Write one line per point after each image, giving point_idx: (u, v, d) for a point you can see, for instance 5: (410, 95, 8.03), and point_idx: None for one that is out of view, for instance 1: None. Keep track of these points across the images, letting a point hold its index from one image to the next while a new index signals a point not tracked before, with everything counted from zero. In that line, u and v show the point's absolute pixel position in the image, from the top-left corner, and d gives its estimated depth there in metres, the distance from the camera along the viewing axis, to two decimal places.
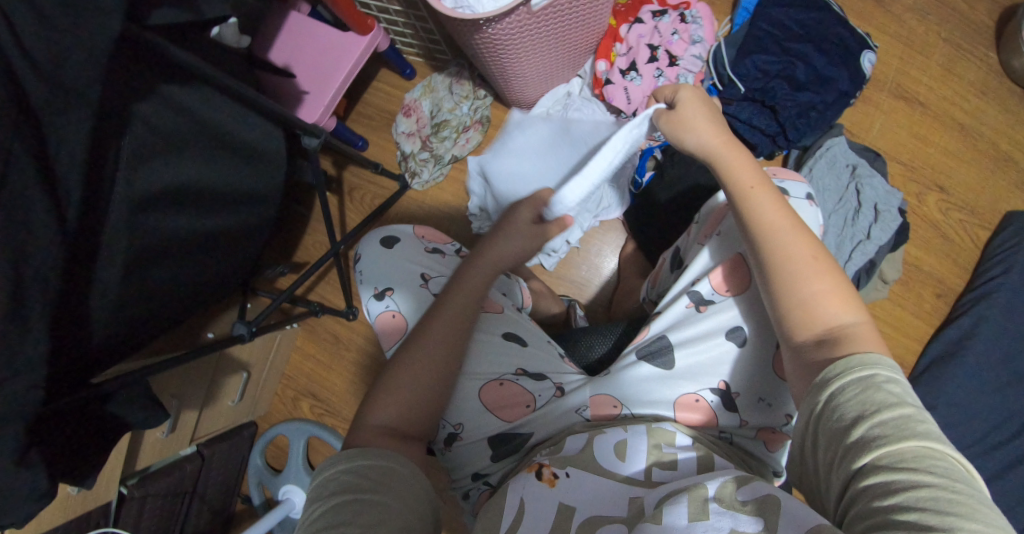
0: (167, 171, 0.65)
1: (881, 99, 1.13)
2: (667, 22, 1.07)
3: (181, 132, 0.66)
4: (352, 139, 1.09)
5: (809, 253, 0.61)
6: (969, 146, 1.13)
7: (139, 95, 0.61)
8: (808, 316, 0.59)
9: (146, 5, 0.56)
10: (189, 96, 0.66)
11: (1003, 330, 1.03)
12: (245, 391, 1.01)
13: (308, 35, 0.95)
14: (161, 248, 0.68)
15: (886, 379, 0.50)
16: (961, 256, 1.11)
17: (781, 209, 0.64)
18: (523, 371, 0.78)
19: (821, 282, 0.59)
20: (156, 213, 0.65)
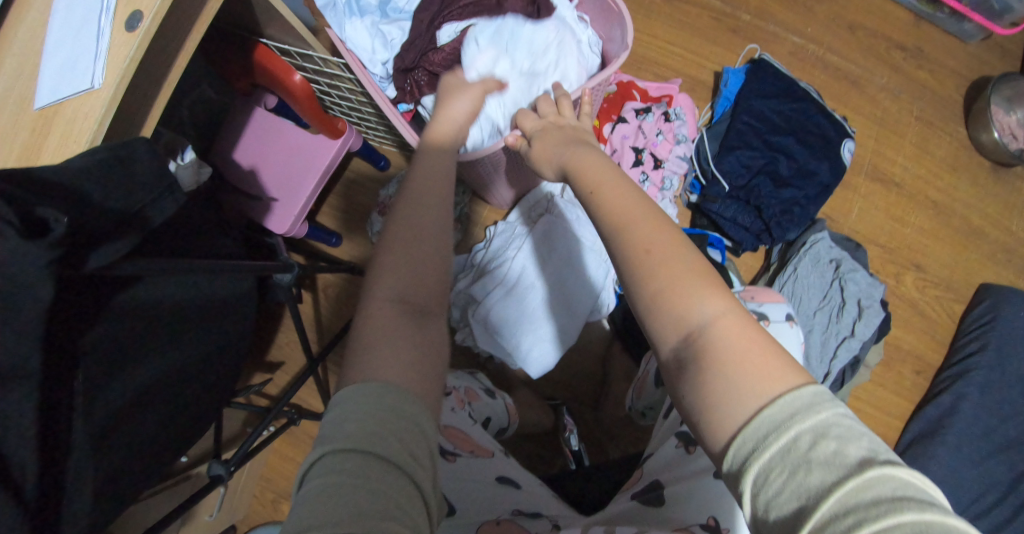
0: (127, 384, 0.52)
1: (859, 183, 1.12)
2: (651, 121, 0.96)
3: (141, 334, 0.53)
4: (325, 237, 1.02)
5: (653, 241, 0.49)
6: (943, 224, 1.15)
7: (91, 320, 0.48)
8: (667, 320, 0.47)
9: (84, 244, 0.43)
10: (149, 292, 0.53)
11: (981, 407, 1.07)
12: (223, 501, 1.01)
13: (277, 136, 0.95)
14: (136, 459, 0.55)
15: (810, 440, 0.38)
16: (937, 332, 1.15)
17: (631, 199, 0.52)
18: (520, 511, 0.69)
19: (675, 275, 0.47)
20: (119, 434, 0.52)
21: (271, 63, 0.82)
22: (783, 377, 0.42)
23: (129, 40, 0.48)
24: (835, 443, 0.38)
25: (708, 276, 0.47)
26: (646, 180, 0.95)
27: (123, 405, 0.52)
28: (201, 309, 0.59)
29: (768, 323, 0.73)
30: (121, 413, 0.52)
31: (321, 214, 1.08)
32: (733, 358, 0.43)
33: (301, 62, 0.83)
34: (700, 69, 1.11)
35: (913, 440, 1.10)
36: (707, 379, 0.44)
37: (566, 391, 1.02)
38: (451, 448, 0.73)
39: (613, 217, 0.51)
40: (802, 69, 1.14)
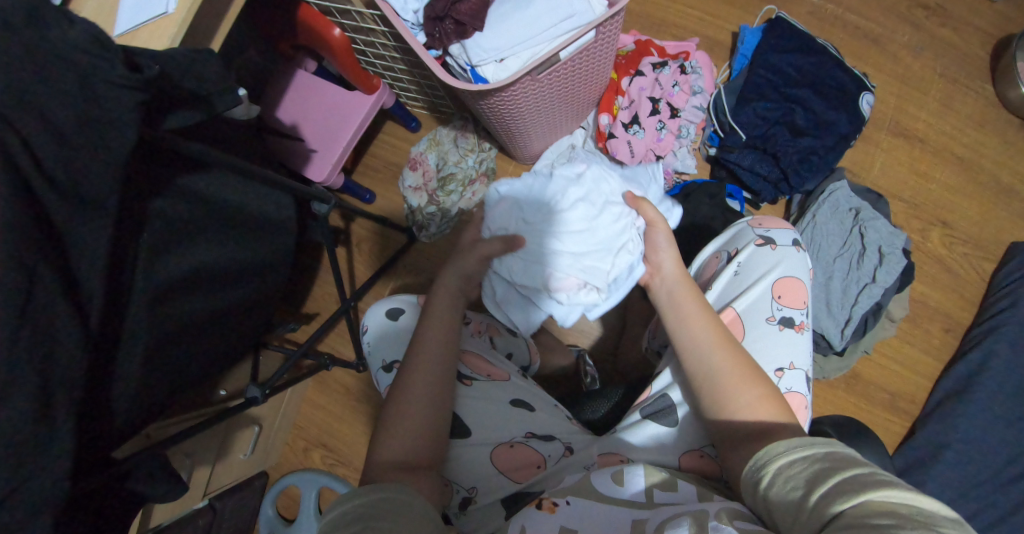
0: (182, 257, 0.64)
1: (881, 138, 1.12)
2: (667, 74, 0.98)
3: (192, 219, 0.65)
4: (359, 192, 1.09)
5: (733, 365, 0.64)
6: (970, 180, 1.14)
7: (153, 191, 0.60)
8: (724, 414, 0.63)
9: (159, 112, 0.55)
10: (198, 184, 0.66)
11: (1011, 364, 1.06)
12: (256, 443, 1.07)
13: (316, 93, 1.02)
14: (182, 331, 0.66)
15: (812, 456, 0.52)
16: (967, 290, 1.13)
17: (708, 314, 0.68)
18: (533, 433, 0.75)
19: (748, 379, 0.63)
20: (174, 302, 0.64)
21: (312, 20, 0.89)
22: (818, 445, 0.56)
23: None
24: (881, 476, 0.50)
25: (754, 369, 0.64)
26: (662, 128, 0.98)
27: (179, 278, 0.64)
28: (238, 212, 0.72)
29: (774, 247, 0.75)
30: (178, 283, 0.64)
31: (354, 172, 1.14)
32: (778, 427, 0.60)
33: (341, 18, 0.90)
34: (719, 30, 1.14)
35: (942, 399, 1.08)
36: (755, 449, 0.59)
37: (585, 341, 1.05)
38: (469, 372, 0.77)
39: (693, 321, 0.68)
40: (821, 29, 1.15)
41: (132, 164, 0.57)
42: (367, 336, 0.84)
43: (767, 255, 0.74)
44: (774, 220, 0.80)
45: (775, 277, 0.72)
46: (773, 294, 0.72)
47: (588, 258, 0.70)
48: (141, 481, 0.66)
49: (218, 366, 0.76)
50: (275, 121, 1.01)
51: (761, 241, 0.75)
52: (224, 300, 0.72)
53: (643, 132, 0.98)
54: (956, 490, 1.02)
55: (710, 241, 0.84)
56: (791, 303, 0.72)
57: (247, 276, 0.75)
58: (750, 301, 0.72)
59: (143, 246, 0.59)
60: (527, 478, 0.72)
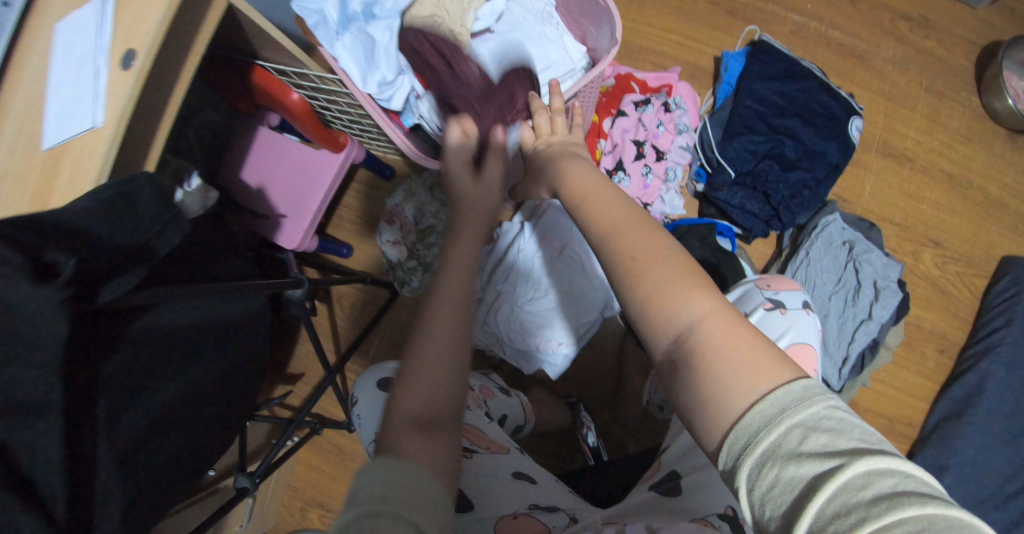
0: (149, 407, 0.53)
1: (870, 160, 1.09)
2: (651, 113, 0.93)
3: (154, 362, 0.53)
4: (336, 247, 1.04)
5: (665, 261, 0.47)
6: (959, 196, 1.12)
7: (107, 349, 0.49)
8: (661, 318, 0.45)
9: (90, 284, 0.44)
10: (164, 315, 0.53)
11: (1006, 384, 1.05)
12: (252, 514, 1.02)
13: (283, 152, 0.98)
14: (164, 479, 0.55)
15: (800, 437, 0.37)
16: (960, 309, 1.11)
17: (625, 208, 0.51)
18: (537, 504, 0.68)
19: (676, 280, 0.46)
20: (144, 458, 0.53)
21: (270, 84, 0.84)
22: (776, 373, 0.41)
23: (124, 79, 0.48)
24: (827, 438, 0.36)
25: (696, 273, 0.46)
26: (649, 173, 0.93)
27: (148, 426, 0.53)
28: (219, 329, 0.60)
29: (784, 311, 0.74)
30: (144, 438, 0.53)
31: (327, 225, 1.09)
32: (728, 356, 0.42)
33: (298, 82, 0.84)
34: (699, 55, 1.09)
35: (941, 420, 1.07)
36: (708, 389, 0.42)
37: (580, 389, 1.02)
38: (466, 447, 0.72)
39: (607, 233, 0.50)
40: (804, 49, 1.11)
41: (77, 332, 0.45)
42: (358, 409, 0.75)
43: (777, 320, 0.73)
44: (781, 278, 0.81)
45: (785, 345, 0.71)
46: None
47: (558, 326, 0.89)
48: None
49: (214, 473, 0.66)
50: (242, 184, 0.97)
51: (770, 304, 0.75)
52: (207, 428, 0.60)
53: (629, 178, 0.93)
54: None
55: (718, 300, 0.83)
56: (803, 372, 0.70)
57: (235, 389, 0.63)
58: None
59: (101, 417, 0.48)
60: None
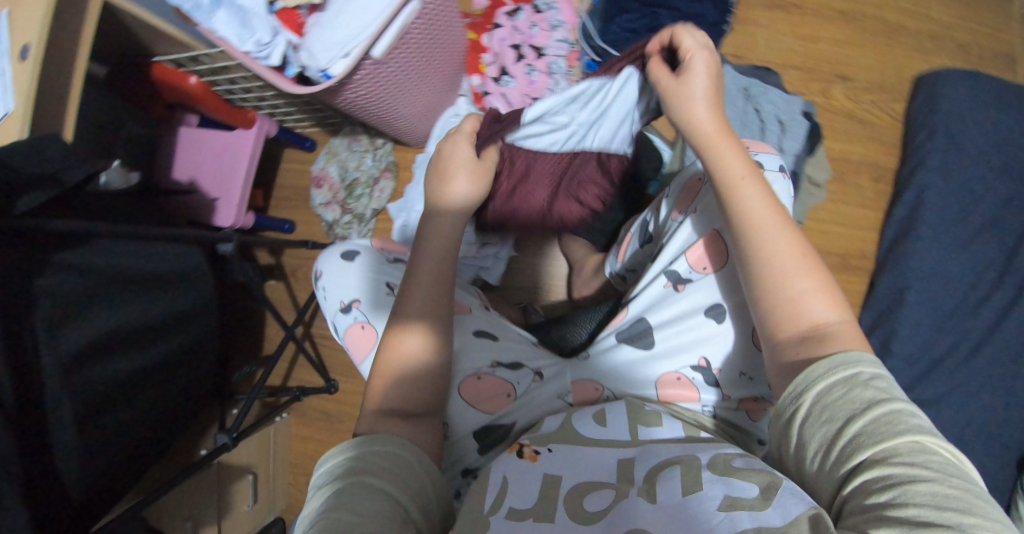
0: (86, 328, 0.71)
1: (756, 15, 1.12)
2: (523, 18, 1.00)
3: (86, 292, 0.71)
4: (277, 224, 1.13)
5: (809, 285, 0.58)
6: (855, 28, 1.14)
7: (36, 273, 0.66)
8: (794, 312, 0.58)
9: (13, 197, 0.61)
10: (85, 257, 0.71)
11: (947, 189, 1.06)
12: (256, 491, 1.10)
13: (202, 142, 1.06)
14: (114, 389, 0.74)
15: (847, 389, 0.50)
16: (885, 134, 1.13)
17: (771, 205, 0.62)
18: (499, 362, 0.75)
19: (812, 284, 0.58)
20: (93, 367, 0.71)
21: (169, 76, 0.96)
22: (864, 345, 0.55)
23: (25, 66, 0.70)
24: (872, 393, 0.49)
25: (824, 284, 0.59)
26: (532, 70, 0.98)
27: (87, 344, 0.70)
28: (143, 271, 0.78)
29: (761, 172, 0.74)
30: (87, 352, 0.70)
31: (270, 207, 1.18)
32: (824, 300, 0.58)
33: (194, 66, 0.94)
34: None
35: (893, 244, 1.08)
36: (773, 281, 0.59)
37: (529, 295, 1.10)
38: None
39: (755, 205, 0.61)
40: None
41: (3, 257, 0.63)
42: (321, 281, 0.83)
43: (764, 179, 0.74)
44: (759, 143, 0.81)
45: (769, 202, 0.72)
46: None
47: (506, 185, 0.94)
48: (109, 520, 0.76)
49: (185, 400, 0.86)
50: (174, 180, 1.05)
51: None
52: (152, 356, 0.79)
53: (514, 80, 0.98)
54: (929, 329, 1.03)
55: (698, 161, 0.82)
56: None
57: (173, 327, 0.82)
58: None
59: (39, 330, 0.66)
60: (499, 407, 0.72)
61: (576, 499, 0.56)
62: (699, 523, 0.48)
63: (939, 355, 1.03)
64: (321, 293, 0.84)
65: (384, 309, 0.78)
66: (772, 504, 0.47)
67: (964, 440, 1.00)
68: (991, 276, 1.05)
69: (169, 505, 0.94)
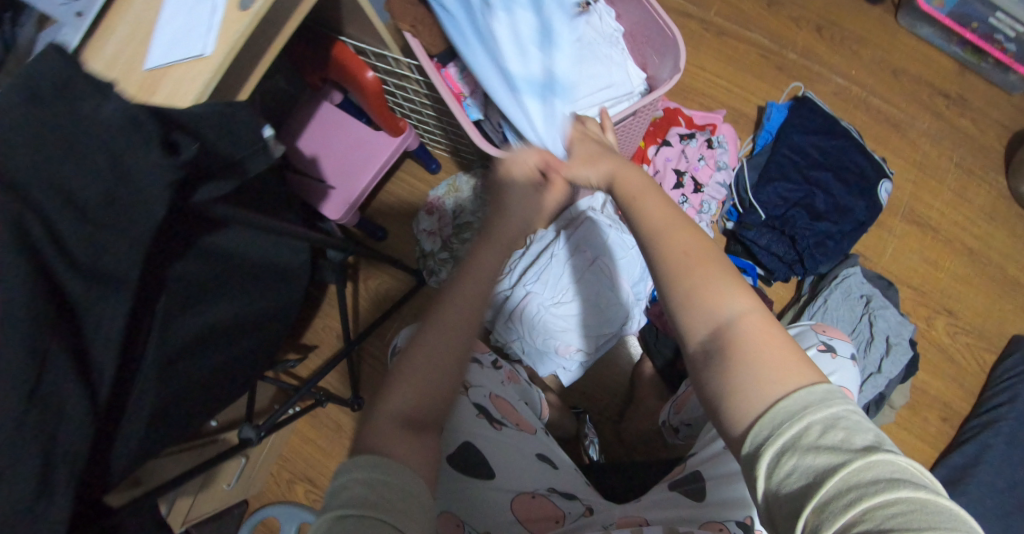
0: (200, 321, 0.57)
1: (895, 223, 1.13)
2: (694, 147, 0.99)
3: (215, 277, 0.58)
4: (373, 230, 1.07)
5: (682, 251, 0.52)
6: (978, 271, 1.15)
7: (177, 254, 0.54)
8: (691, 314, 0.50)
9: (194, 181, 0.50)
10: (225, 239, 0.59)
11: (1008, 458, 1.06)
12: (241, 473, 1.03)
13: (340, 127, 1.01)
14: (190, 392, 0.59)
15: (819, 430, 0.40)
16: (967, 379, 1.13)
17: (667, 211, 0.55)
18: (555, 487, 0.70)
19: (714, 285, 0.50)
20: (185, 363, 0.57)
21: (347, 62, 0.89)
22: (806, 374, 0.44)
23: (242, 17, 0.55)
24: (843, 433, 0.40)
25: (734, 279, 0.51)
26: (684, 203, 0.97)
27: (191, 338, 0.56)
28: (272, 265, 0.66)
29: (834, 354, 0.85)
30: (189, 344, 0.56)
31: (366, 207, 1.14)
32: (762, 357, 0.46)
33: (375, 61, 0.90)
34: (743, 102, 1.15)
35: (937, 487, 1.08)
36: (697, 310, 0.50)
37: (589, 402, 1.06)
38: (498, 416, 0.75)
39: (651, 222, 0.55)
40: (844, 110, 1.18)
41: (165, 226, 0.51)
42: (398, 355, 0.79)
43: (827, 361, 0.85)
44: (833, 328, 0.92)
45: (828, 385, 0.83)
46: None
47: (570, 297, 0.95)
48: None
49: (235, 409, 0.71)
50: (295, 150, 1.00)
51: (823, 346, 0.85)
52: (236, 361, 0.65)
53: None
54: None
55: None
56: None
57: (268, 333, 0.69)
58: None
59: (161, 314, 0.52)
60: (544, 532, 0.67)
61: None
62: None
63: None
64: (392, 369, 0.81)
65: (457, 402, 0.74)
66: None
67: None
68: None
69: None
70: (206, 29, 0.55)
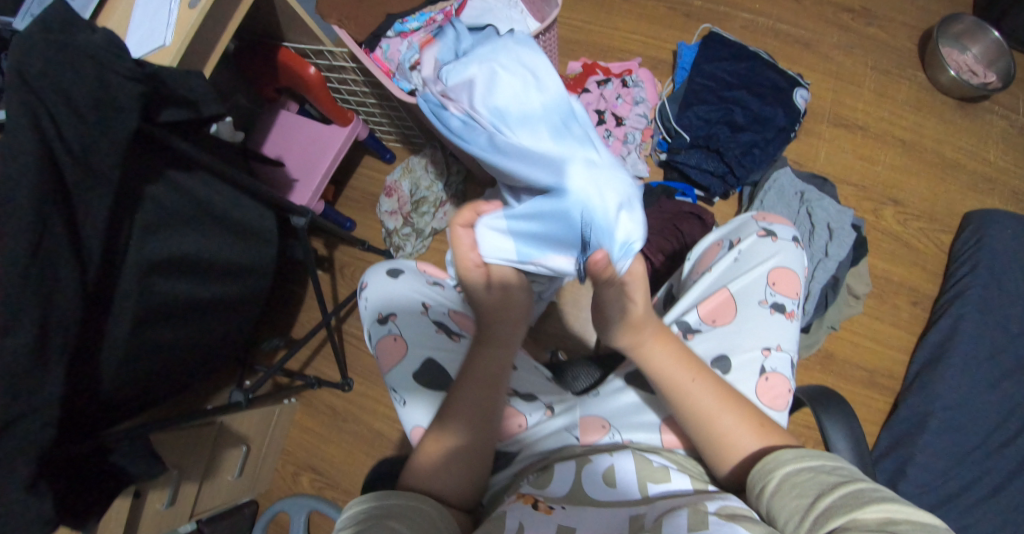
0: (171, 242, 0.77)
1: (822, 129, 1.21)
2: (611, 89, 1.12)
3: (182, 210, 0.79)
4: (341, 220, 1.20)
5: (715, 397, 0.65)
6: (914, 159, 1.21)
7: (149, 179, 0.74)
8: (729, 451, 0.64)
9: (156, 107, 0.69)
10: (190, 180, 0.79)
11: (982, 325, 1.08)
12: (244, 465, 1.12)
13: (297, 129, 1.16)
14: (165, 304, 0.80)
15: (827, 475, 0.56)
16: (928, 262, 1.17)
17: (689, 362, 0.67)
18: (514, 391, 0.79)
19: (739, 422, 0.64)
20: (160, 279, 0.77)
21: (291, 62, 1.04)
22: (775, 437, 0.64)
23: (191, 13, 0.77)
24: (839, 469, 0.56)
25: (751, 415, 0.65)
26: (609, 136, 1.09)
27: (165, 255, 0.77)
28: (232, 214, 0.87)
29: (775, 239, 0.86)
30: (162, 260, 0.77)
31: (337, 205, 1.28)
32: (743, 426, 0.64)
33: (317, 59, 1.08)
34: (659, 50, 1.25)
35: (920, 371, 1.09)
36: (723, 452, 0.64)
37: (561, 341, 1.14)
38: (456, 330, 0.84)
39: (688, 384, 0.66)
40: (754, 40, 1.26)
41: (136, 148, 0.71)
42: (365, 293, 0.87)
43: (767, 245, 0.85)
44: (775, 216, 0.92)
45: (770, 266, 0.83)
46: (767, 281, 0.82)
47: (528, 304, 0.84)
48: (123, 456, 0.77)
49: (209, 328, 0.92)
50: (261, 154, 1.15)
51: (763, 232, 0.86)
52: (206, 290, 0.86)
53: None
54: (945, 459, 1.02)
55: (713, 230, 0.94)
56: (784, 290, 0.82)
57: (228, 273, 0.89)
58: (745, 284, 0.82)
59: (135, 229, 0.73)
60: (509, 435, 0.76)
61: None
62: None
63: (955, 492, 1.00)
64: (361, 303, 0.88)
65: (418, 325, 0.82)
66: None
67: None
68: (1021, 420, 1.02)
69: (174, 443, 0.96)
70: (167, 27, 0.77)
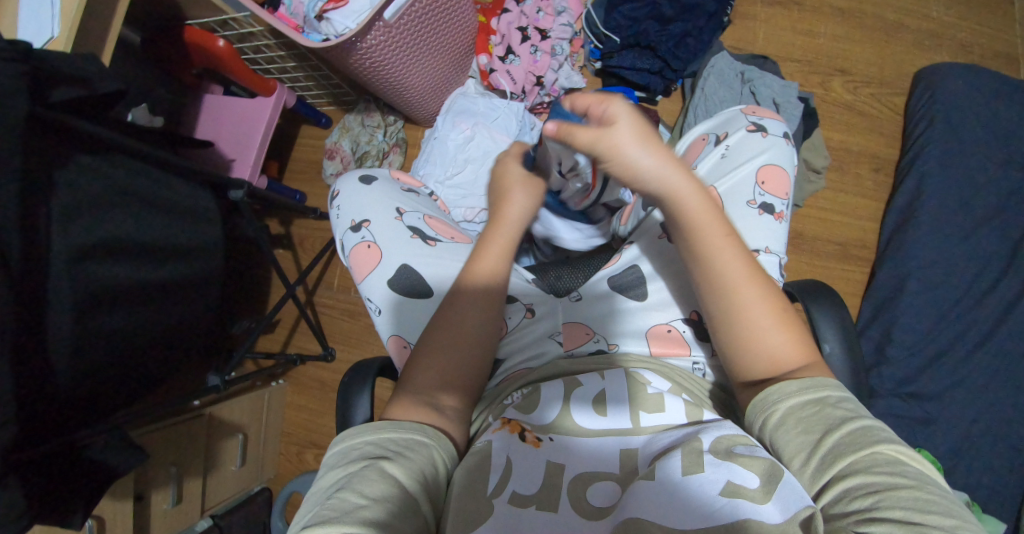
0: (98, 226, 0.74)
1: (757, 11, 1.17)
2: (530, 4, 1.07)
3: (99, 193, 0.75)
4: (290, 193, 1.17)
5: (772, 305, 0.59)
6: (855, 26, 1.17)
7: (58, 165, 0.71)
8: (772, 365, 0.58)
9: (46, 87, 0.67)
10: (101, 164, 0.76)
11: (947, 178, 1.04)
12: (245, 453, 1.13)
13: (223, 109, 1.10)
14: (110, 289, 0.76)
15: (834, 411, 0.52)
16: (884, 126, 1.14)
17: (745, 261, 0.61)
18: None
19: (790, 338, 0.58)
20: (96, 264, 0.74)
21: (197, 38, 1.00)
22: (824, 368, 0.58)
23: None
24: (842, 406, 0.52)
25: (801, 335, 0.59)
26: (536, 51, 1.05)
27: (92, 243, 0.73)
28: (156, 198, 0.83)
29: (765, 135, 0.81)
30: (91, 246, 0.73)
31: (283, 179, 1.24)
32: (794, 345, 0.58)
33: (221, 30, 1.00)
34: None
35: (893, 235, 1.07)
36: (757, 363, 0.59)
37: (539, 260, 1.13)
38: (431, 235, 0.81)
39: (733, 277, 0.60)
40: None
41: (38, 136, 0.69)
42: (338, 201, 0.86)
43: (756, 141, 0.80)
44: (766, 111, 0.86)
45: (758, 164, 0.78)
46: (756, 180, 0.78)
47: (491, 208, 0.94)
48: (100, 449, 0.76)
49: (179, 308, 0.88)
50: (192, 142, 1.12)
51: (753, 127, 0.81)
52: (156, 276, 0.83)
53: (519, 59, 1.05)
54: (939, 321, 1.00)
55: (700, 124, 0.90)
56: (773, 190, 0.77)
57: (174, 255, 0.86)
58: (734, 182, 0.78)
59: (56, 215, 0.70)
60: None
61: (580, 488, 0.55)
62: (699, 508, 0.48)
63: (949, 348, 0.98)
64: (335, 213, 0.86)
65: (389, 230, 0.80)
66: (773, 498, 0.48)
67: (973, 434, 0.94)
68: (1002, 265, 1.00)
69: (154, 442, 0.95)
70: (51, 18, 0.76)
